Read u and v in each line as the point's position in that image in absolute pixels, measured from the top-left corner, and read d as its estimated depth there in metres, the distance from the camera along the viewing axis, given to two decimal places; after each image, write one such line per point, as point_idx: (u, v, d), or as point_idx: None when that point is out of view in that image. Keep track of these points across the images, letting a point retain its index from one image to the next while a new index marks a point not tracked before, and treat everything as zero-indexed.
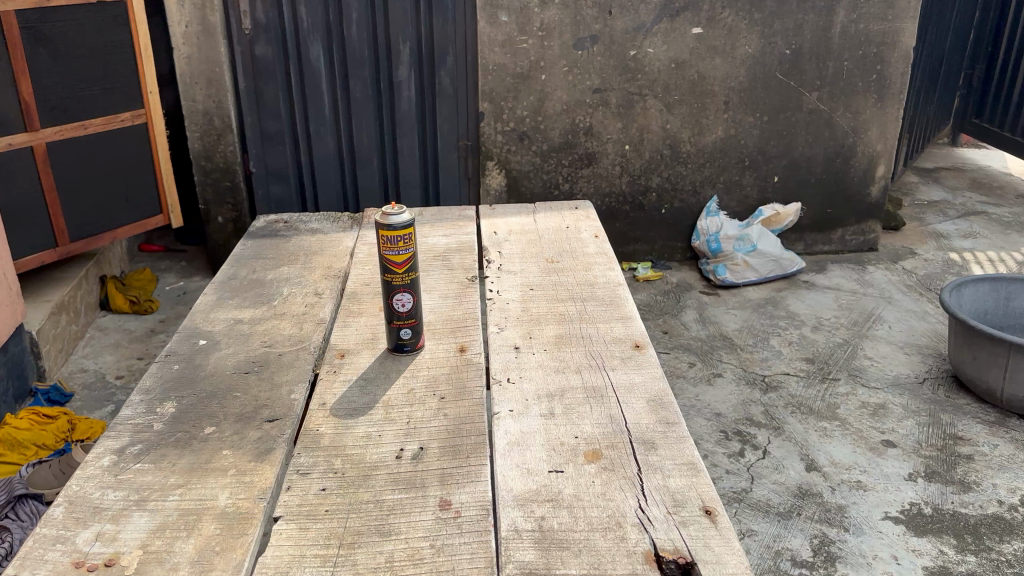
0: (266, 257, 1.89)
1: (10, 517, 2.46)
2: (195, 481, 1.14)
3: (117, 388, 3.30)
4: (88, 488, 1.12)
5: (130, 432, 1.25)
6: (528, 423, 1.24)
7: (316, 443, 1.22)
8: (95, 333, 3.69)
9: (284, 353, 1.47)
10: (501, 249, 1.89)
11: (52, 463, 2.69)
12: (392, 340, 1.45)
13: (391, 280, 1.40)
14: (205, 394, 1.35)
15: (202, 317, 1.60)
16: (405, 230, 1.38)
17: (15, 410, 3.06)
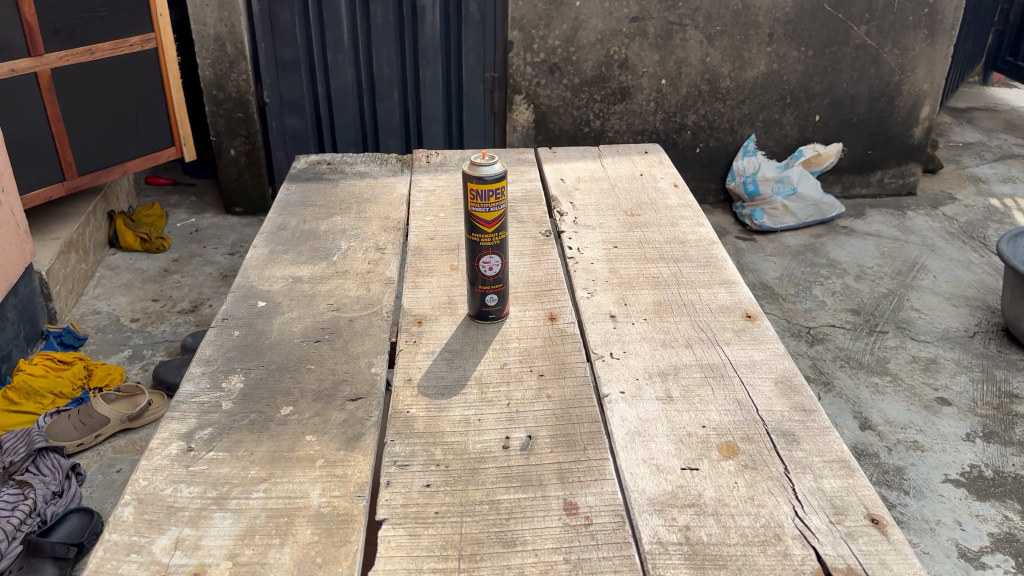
0: (314, 204, 1.73)
1: (32, 472, 2.32)
2: (280, 475, 1.00)
3: (132, 332, 3.15)
4: (158, 483, 0.99)
5: (196, 413, 1.11)
6: (644, 409, 1.10)
7: (409, 429, 1.08)
8: (105, 273, 3.53)
9: (355, 319, 1.31)
10: (574, 199, 1.74)
11: (71, 414, 2.56)
12: (476, 307, 1.30)
13: (478, 240, 1.24)
14: (275, 367, 1.20)
15: (257, 275, 1.45)
16: (498, 183, 1.21)
17: (28, 355, 2.92)
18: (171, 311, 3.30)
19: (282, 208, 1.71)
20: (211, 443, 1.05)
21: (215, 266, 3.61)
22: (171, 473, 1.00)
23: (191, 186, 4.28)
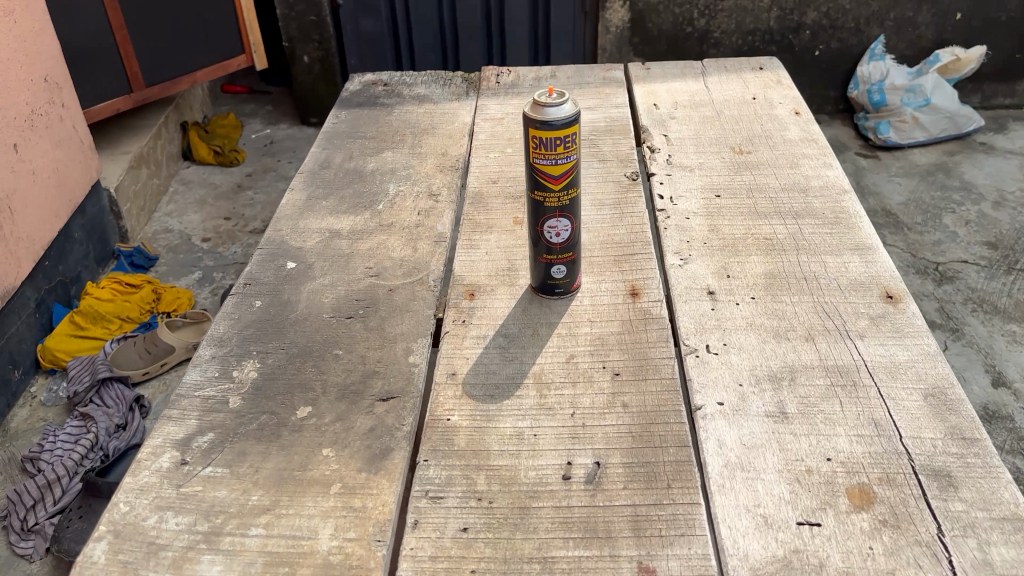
0: (364, 135, 1.50)
1: (96, 402, 2.29)
2: (286, 504, 0.81)
3: (202, 253, 3.05)
4: (141, 510, 0.81)
5: (197, 412, 0.92)
6: (748, 432, 0.86)
7: (448, 446, 0.87)
8: (178, 188, 3.43)
9: (397, 290, 1.10)
10: (669, 131, 1.47)
11: (136, 340, 2.49)
12: (541, 278, 1.06)
13: (541, 199, 1.00)
14: (297, 351, 1.00)
15: (290, 227, 1.24)
16: (567, 129, 0.94)
17: (98, 275, 2.86)
18: (242, 230, 3.18)
19: (328, 139, 1.50)
20: (209, 455, 0.87)
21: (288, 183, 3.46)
22: (157, 496, 0.82)
23: (266, 95, 4.12)
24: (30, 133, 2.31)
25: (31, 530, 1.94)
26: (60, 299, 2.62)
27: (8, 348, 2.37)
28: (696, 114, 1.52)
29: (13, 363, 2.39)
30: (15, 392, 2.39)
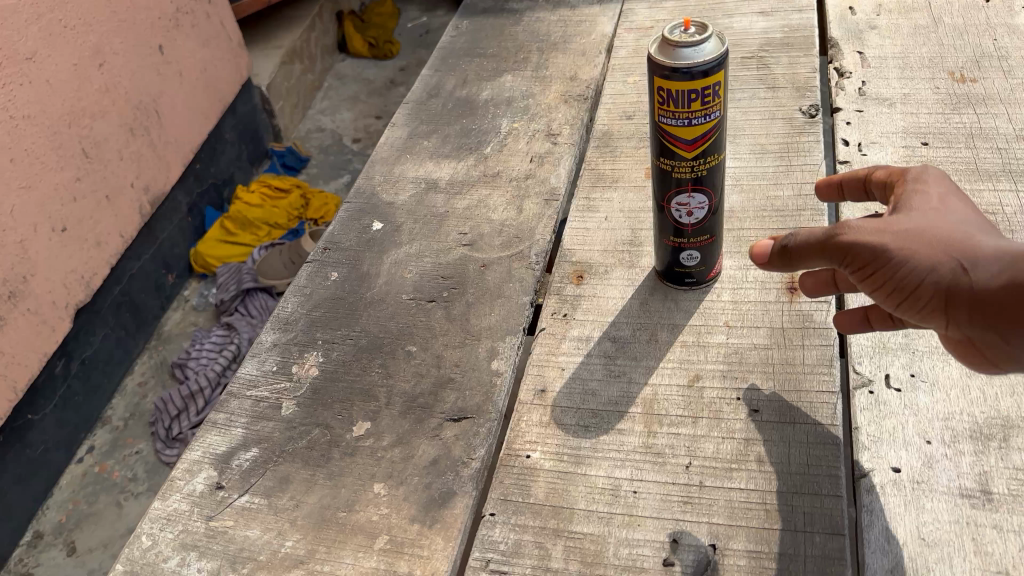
0: (483, 51, 1.31)
1: (240, 312, 2.34)
2: (322, 560, 0.67)
3: (352, 154, 2.98)
4: (164, 551, 0.69)
5: (245, 419, 0.79)
6: (935, 522, 0.63)
7: (525, 500, 0.69)
8: (333, 83, 3.36)
9: (491, 266, 0.92)
10: (866, 46, 1.15)
11: (281, 249, 2.44)
12: (668, 263, 0.84)
13: (668, 169, 0.76)
14: (365, 344, 0.85)
15: (385, 172, 1.09)
16: (708, 80, 0.68)
17: (251, 176, 2.86)
18: None
19: (443, 58, 1.31)
20: (248, 481, 0.73)
21: None
22: (181, 531, 0.70)
23: None
24: (178, 32, 2.39)
25: (176, 438, 2.08)
26: (212, 203, 2.65)
27: (161, 253, 2.43)
28: (903, 23, 1.18)
29: (168, 267, 2.46)
30: (170, 295, 2.48)
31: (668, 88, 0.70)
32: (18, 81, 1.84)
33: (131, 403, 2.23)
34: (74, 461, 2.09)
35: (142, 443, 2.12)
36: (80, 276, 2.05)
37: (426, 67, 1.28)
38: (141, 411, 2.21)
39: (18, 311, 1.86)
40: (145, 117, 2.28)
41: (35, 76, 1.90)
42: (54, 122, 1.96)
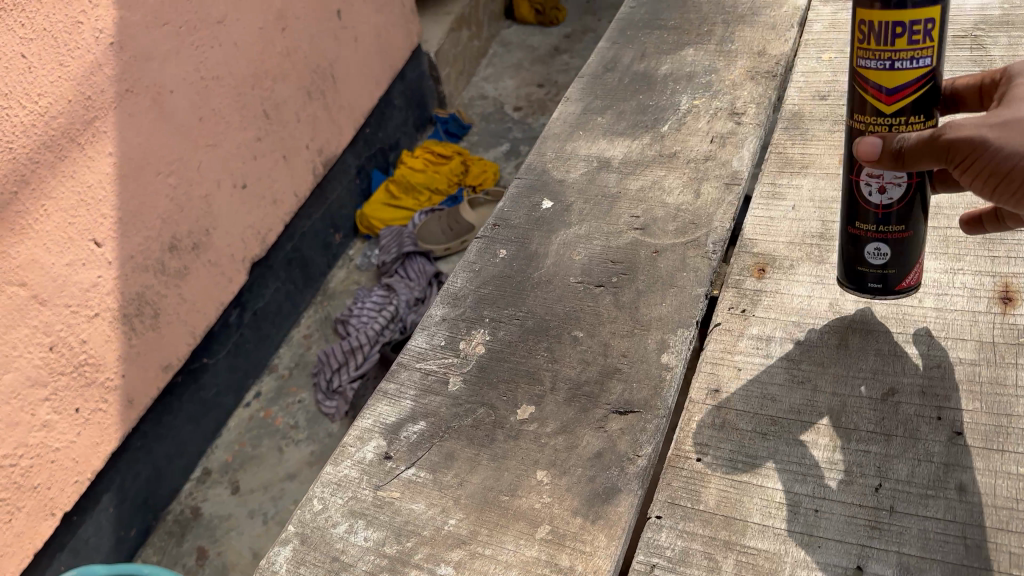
0: (665, 28, 1.32)
1: (401, 274, 2.42)
2: (482, 539, 0.75)
3: (513, 122, 2.99)
4: (334, 515, 0.81)
5: (414, 391, 0.89)
6: None
7: (695, 506, 0.81)
8: (498, 50, 3.37)
9: (665, 250, 0.95)
10: None
11: (441, 217, 2.53)
12: (854, 253, 0.89)
13: (864, 126, 0.81)
14: (533, 326, 0.92)
15: (559, 152, 1.12)
16: (917, 13, 0.73)
17: (416, 141, 2.93)
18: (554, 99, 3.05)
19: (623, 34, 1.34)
20: (415, 454, 0.83)
21: None
22: (352, 499, 0.81)
23: None
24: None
25: (336, 391, 2.18)
26: (379, 166, 2.75)
27: (330, 213, 2.53)
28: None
29: (336, 227, 2.57)
30: (337, 253, 2.59)
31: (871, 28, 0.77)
32: (210, 43, 1.97)
33: (296, 353, 2.37)
34: (243, 405, 2.23)
35: (304, 393, 2.23)
36: (257, 230, 2.19)
37: (603, 44, 1.29)
38: (305, 362, 2.33)
39: (200, 262, 2.00)
40: (321, 81, 2.38)
41: (226, 40, 2.02)
42: (239, 84, 2.08)
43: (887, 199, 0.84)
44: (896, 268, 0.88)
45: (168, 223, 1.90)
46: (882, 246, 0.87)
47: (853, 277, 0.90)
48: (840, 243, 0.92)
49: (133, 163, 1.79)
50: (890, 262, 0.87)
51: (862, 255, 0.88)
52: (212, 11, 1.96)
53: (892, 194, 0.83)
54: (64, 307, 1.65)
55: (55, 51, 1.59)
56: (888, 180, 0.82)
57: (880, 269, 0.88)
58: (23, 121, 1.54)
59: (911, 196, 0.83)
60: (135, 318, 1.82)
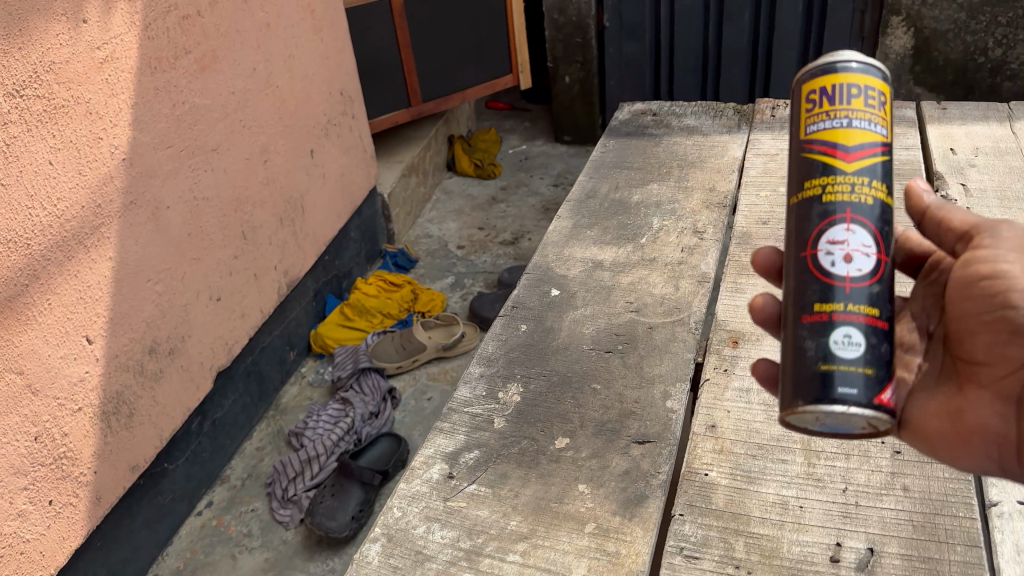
0: (630, 165, 1.54)
1: (356, 388, 2.55)
2: (540, 536, 0.84)
3: (456, 259, 3.23)
4: (411, 518, 0.89)
5: (465, 428, 0.98)
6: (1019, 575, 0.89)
7: (707, 504, 0.99)
8: (440, 196, 3.67)
9: (656, 328, 1.10)
10: (969, 180, 1.35)
11: (394, 336, 2.73)
12: (818, 348, 0.85)
13: (820, 191, 0.89)
14: (557, 379, 1.03)
15: (556, 254, 1.29)
16: (854, 76, 0.91)
17: (366, 271, 3.13)
18: (494, 240, 3.33)
19: (596, 168, 1.54)
20: (474, 474, 0.92)
21: (540, 199, 3.59)
22: (425, 507, 0.89)
23: (525, 113, 4.37)
24: (326, 141, 2.77)
25: (292, 499, 2.25)
26: (333, 291, 2.92)
27: (287, 331, 2.69)
28: (997, 147, 1.44)
29: (290, 344, 2.71)
30: (288, 371, 2.71)
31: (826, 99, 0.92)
32: (203, 168, 2.16)
33: (248, 464, 2.42)
34: (194, 514, 2.25)
35: (258, 502, 2.28)
36: (226, 341, 2.31)
37: (583, 175, 1.49)
38: (257, 474, 2.38)
39: (173, 366, 2.09)
40: (293, 210, 2.59)
41: (217, 165, 2.22)
42: (224, 205, 2.26)
43: (857, 274, 0.86)
44: (870, 364, 0.83)
45: (150, 328, 2.01)
46: (853, 331, 0.84)
47: (819, 378, 0.83)
48: (793, 360, 0.86)
49: (127, 268, 1.92)
50: (862, 356, 0.83)
51: (825, 354, 0.84)
52: (207, 140, 2.17)
53: (862, 266, 0.86)
54: (53, 398, 1.71)
55: (77, 161, 1.75)
56: (856, 250, 0.87)
57: (854, 364, 0.82)
58: (42, 221, 1.67)
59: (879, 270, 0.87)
60: (112, 416, 1.89)
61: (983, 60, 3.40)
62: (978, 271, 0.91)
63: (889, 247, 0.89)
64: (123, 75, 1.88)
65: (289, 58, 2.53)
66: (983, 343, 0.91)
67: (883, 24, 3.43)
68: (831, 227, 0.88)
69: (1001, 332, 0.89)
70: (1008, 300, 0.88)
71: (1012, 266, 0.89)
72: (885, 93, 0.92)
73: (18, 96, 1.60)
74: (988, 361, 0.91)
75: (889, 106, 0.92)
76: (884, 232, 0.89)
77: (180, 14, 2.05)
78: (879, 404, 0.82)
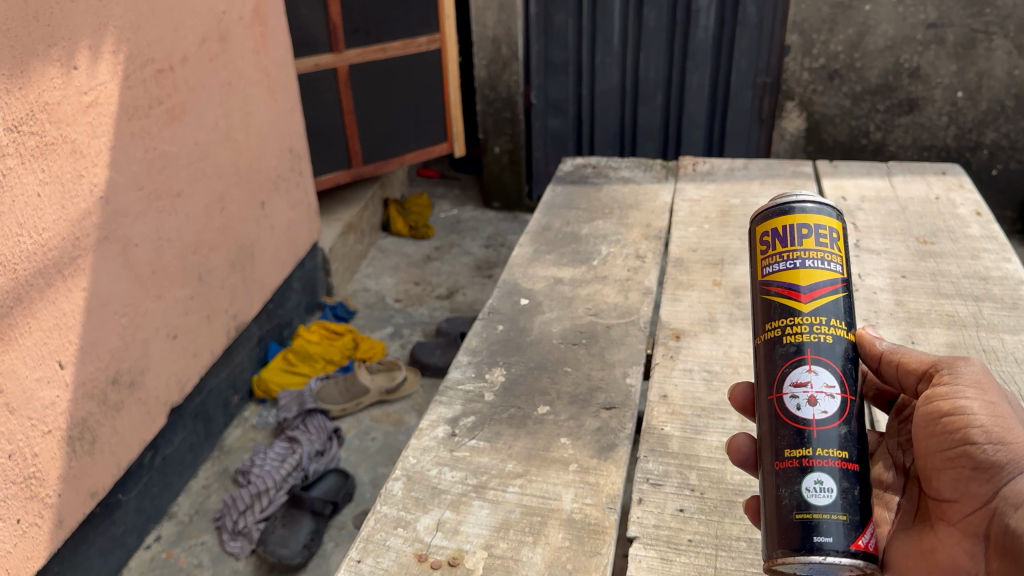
0: (578, 207, 1.79)
1: (302, 428, 2.63)
2: (535, 472, 1.10)
3: (394, 311, 3.41)
4: (426, 463, 1.13)
5: (462, 400, 1.24)
6: None
7: (664, 448, 1.20)
8: (376, 254, 3.85)
9: (612, 327, 1.37)
10: (855, 219, 1.63)
11: (337, 380, 2.83)
12: (794, 498, 0.90)
13: (777, 334, 0.97)
14: (534, 364, 1.30)
15: (521, 273, 1.55)
16: (797, 216, 1.00)
17: (306, 321, 3.25)
18: (429, 295, 3.53)
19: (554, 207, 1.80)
20: (474, 432, 1.18)
21: (472, 258, 3.83)
22: (437, 456, 1.14)
23: (455, 181, 4.63)
24: (275, 194, 2.93)
25: (241, 531, 2.30)
26: (275, 338, 3.03)
27: (233, 375, 2.77)
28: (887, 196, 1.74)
29: (235, 388, 2.79)
30: (233, 414, 2.78)
31: (778, 239, 1.01)
32: (168, 211, 2.29)
33: (195, 501, 2.47)
34: (143, 547, 2.29)
35: (207, 535, 2.34)
36: (178, 379, 2.36)
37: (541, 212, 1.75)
38: (205, 509, 2.44)
39: (133, 399, 2.16)
40: (243, 258, 2.72)
41: (180, 209, 2.35)
42: (184, 247, 2.38)
43: (821, 415, 0.93)
44: (845, 509, 0.88)
45: (114, 359, 2.09)
46: (823, 476, 0.90)
47: (798, 528, 0.88)
48: (771, 510, 0.92)
49: (97, 299, 2.01)
50: (835, 502, 0.88)
51: (799, 503, 0.90)
52: (173, 185, 2.31)
53: (827, 406, 0.93)
54: (26, 418, 1.78)
55: (61, 196, 1.87)
56: (820, 391, 0.94)
57: (828, 513, 0.88)
58: (28, 248, 1.77)
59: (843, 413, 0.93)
60: (77, 441, 1.95)
61: (866, 141, 3.88)
62: (939, 408, 0.91)
63: (853, 387, 0.95)
64: (105, 119, 2.01)
65: (246, 115, 2.70)
66: (946, 478, 0.92)
67: (779, 108, 3.88)
68: (790, 370, 0.95)
69: (962, 467, 0.89)
70: (965, 437, 0.88)
71: (970, 401, 0.90)
72: (835, 227, 1.01)
73: (15, 131, 1.71)
74: (954, 497, 0.92)
75: (842, 240, 1.00)
76: (847, 370, 0.95)
77: (155, 68, 2.21)
78: (857, 551, 0.86)
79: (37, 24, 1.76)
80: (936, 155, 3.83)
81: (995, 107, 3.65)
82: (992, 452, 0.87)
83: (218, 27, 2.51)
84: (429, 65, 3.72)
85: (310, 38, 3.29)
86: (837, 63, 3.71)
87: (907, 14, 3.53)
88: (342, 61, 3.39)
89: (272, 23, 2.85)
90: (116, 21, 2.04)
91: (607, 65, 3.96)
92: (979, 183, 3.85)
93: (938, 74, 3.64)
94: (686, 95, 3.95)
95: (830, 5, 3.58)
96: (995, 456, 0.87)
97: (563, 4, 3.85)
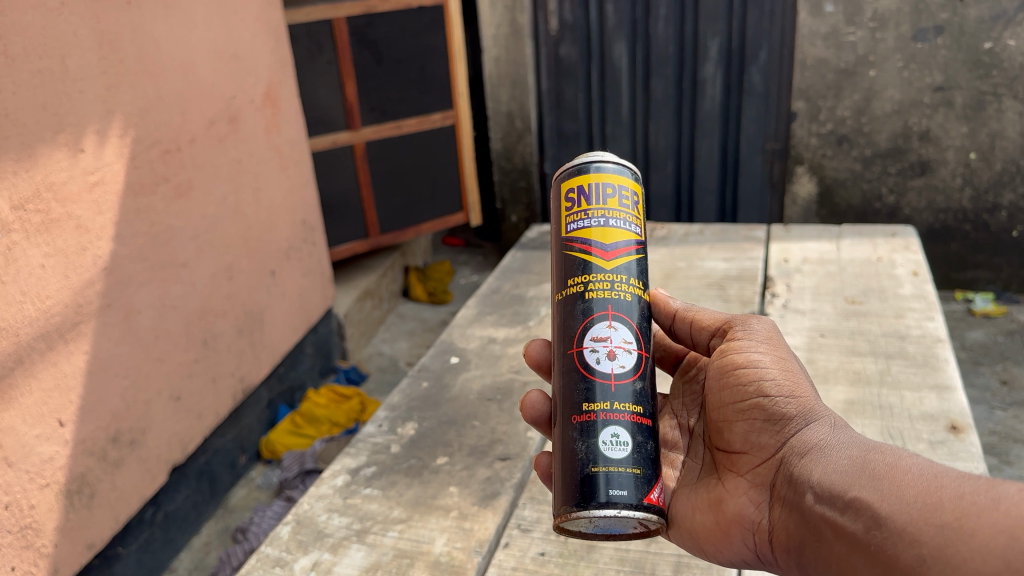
0: (530, 272, 2.34)
1: (301, 487, 2.74)
2: (415, 519, 1.38)
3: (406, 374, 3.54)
4: (318, 510, 1.42)
5: (367, 452, 1.58)
6: None
7: (541, 498, 1.42)
8: (395, 319, 4.02)
9: (527, 383, 1.77)
10: (792, 281, 2.03)
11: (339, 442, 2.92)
12: (585, 453, 1.14)
13: (582, 289, 1.22)
14: (445, 419, 1.67)
15: (461, 334, 2.01)
16: (586, 179, 1.27)
17: (319, 385, 3.39)
18: None
19: (504, 274, 2.34)
20: (369, 481, 1.49)
21: None
22: (328, 503, 1.44)
23: (478, 249, 4.79)
24: (287, 264, 3.11)
25: None
26: (285, 401, 3.17)
27: (240, 436, 2.89)
28: (819, 270, 2.09)
29: (242, 449, 2.92)
30: (239, 473, 2.90)
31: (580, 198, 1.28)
32: (173, 281, 2.46)
33: (195, 557, 2.57)
34: None
35: None
36: (181, 439, 2.48)
37: (491, 277, 2.27)
38: (204, 565, 2.55)
39: (133, 457, 2.27)
40: (252, 324, 2.87)
41: (186, 278, 2.51)
42: (189, 313, 2.53)
43: (619, 371, 1.18)
44: (636, 463, 1.13)
45: (115, 419, 2.21)
46: (619, 430, 1.14)
47: (591, 478, 1.11)
48: (570, 467, 1.14)
49: (100, 363, 2.15)
50: (628, 456, 1.13)
51: (598, 457, 1.13)
52: (179, 256, 2.48)
53: (624, 362, 1.19)
54: (24, 472, 1.90)
55: (65, 267, 2.03)
56: (619, 346, 1.19)
57: (622, 465, 1.12)
58: (31, 314, 1.92)
59: (640, 373, 1.20)
60: (74, 495, 2.06)
61: (880, 205, 3.87)
62: (736, 361, 1.22)
63: (646, 344, 1.23)
64: (110, 197, 2.20)
65: (257, 191, 2.90)
66: (742, 432, 1.20)
67: (790, 173, 3.92)
68: (596, 326, 1.20)
69: (756, 420, 1.18)
70: (760, 389, 1.18)
71: (762, 358, 1.21)
72: (634, 193, 1.29)
73: (21, 209, 1.89)
74: (747, 450, 1.19)
75: (639, 206, 1.29)
76: (642, 327, 1.23)
77: (162, 148, 2.41)
78: (648, 503, 1.11)
79: (45, 113, 1.95)
80: (953, 217, 3.80)
81: (1010, 167, 3.62)
82: (782, 406, 1.16)
83: (228, 110, 2.73)
84: (444, 139, 3.88)
85: (327, 116, 3.50)
86: (845, 127, 3.75)
87: (913, 78, 3.58)
88: (359, 138, 3.58)
89: (284, 106, 3.07)
90: (124, 107, 2.24)
91: (619, 134, 4.06)
92: (1000, 244, 3.79)
93: (948, 136, 3.64)
94: (697, 164, 4.02)
95: (835, 71, 3.65)
96: (784, 410, 1.16)
97: (573, 80, 4.01)
